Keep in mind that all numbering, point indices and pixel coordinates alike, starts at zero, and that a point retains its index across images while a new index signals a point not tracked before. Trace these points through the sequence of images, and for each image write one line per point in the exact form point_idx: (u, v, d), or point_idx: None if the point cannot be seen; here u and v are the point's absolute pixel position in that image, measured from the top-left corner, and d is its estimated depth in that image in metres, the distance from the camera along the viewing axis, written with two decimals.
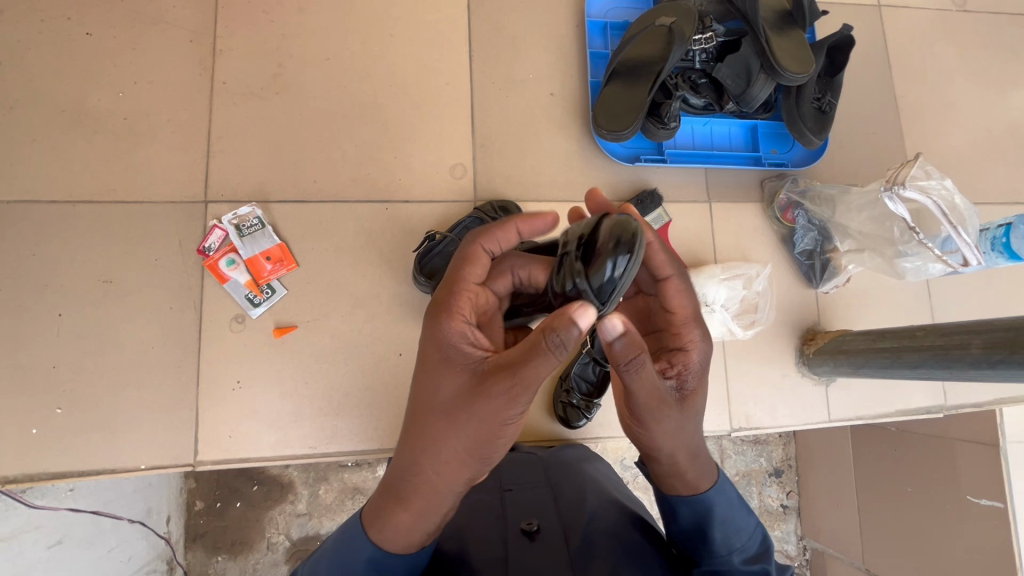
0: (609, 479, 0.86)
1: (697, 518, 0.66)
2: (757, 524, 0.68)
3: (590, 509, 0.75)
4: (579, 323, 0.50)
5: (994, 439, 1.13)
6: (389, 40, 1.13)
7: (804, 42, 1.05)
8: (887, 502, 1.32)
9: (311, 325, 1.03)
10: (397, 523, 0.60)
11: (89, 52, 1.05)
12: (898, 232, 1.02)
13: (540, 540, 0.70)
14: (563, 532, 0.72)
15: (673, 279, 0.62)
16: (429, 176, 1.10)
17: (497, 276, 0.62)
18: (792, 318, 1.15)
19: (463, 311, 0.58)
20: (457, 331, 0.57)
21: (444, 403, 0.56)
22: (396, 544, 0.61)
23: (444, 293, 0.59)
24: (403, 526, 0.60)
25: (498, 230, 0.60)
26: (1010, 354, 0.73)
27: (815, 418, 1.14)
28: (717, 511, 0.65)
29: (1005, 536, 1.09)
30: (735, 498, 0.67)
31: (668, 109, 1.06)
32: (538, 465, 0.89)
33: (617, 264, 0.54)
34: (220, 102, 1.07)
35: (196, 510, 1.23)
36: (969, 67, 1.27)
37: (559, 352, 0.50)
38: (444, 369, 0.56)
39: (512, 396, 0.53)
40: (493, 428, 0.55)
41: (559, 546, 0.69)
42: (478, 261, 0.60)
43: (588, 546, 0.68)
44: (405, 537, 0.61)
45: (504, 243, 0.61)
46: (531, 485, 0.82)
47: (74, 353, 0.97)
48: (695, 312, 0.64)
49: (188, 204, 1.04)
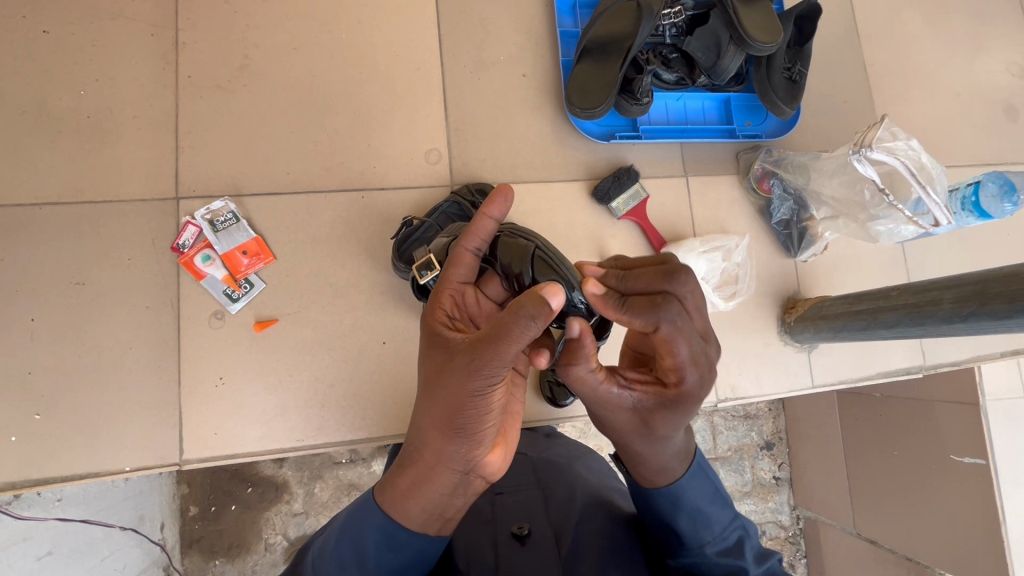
0: (600, 476, 0.85)
1: (665, 511, 0.64)
2: (734, 517, 0.65)
3: (580, 508, 0.74)
4: (551, 302, 0.50)
5: (974, 398, 1.16)
6: (356, 27, 1.11)
7: (771, 12, 1.05)
8: (873, 466, 1.35)
9: (293, 317, 1.02)
10: (397, 486, 0.62)
11: (47, 50, 1.02)
12: (869, 195, 1.05)
13: (530, 545, 0.70)
14: (553, 536, 0.72)
15: (659, 332, 0.56)
16: (405, 163, 1.09)
17: (487, 280, 0.70)
18: (773, 287, 1.16)
19: (444, 306, 0.62)
20: (436, 323, 0.61)
21: (428, 380, 0.59)
22: (400, 509, 0.62)
23: (432, 293, 0.63)
24: (403, 494, 0.61)
25: (474, 226, 0.62)
26: (979, 306, 0.74)
27: (799, 385, 1.16)
28: (685, 502, 0.64)
29: (986, 491, 1.12)
30: (711, 491, 0.65)
31: (640, 84, 1.07)
32: (528, 465, 0.88)
33: (576, 297, 0.70)
34: (187, 95, 1.05)
35: (190, 515, 1.22)
36: (936, 31, 1.29)
37: (526, 322, 0.50)
38: (431, 351, 0.59)
39: (474, 368, 0.54)
40: (463, 402, 0.55)
41: (549, 554, 0.69)
42: (463, 261, 0.63)
43: (577, 548, 0.69)
44: (404, 504, 0.61)
45: (482, 236, 0.62)
46: (520, 488, 0.81)
47: (51, 358, 0.96)
48: (694, 357, 0.57)
49: (159, 200, 1.02)
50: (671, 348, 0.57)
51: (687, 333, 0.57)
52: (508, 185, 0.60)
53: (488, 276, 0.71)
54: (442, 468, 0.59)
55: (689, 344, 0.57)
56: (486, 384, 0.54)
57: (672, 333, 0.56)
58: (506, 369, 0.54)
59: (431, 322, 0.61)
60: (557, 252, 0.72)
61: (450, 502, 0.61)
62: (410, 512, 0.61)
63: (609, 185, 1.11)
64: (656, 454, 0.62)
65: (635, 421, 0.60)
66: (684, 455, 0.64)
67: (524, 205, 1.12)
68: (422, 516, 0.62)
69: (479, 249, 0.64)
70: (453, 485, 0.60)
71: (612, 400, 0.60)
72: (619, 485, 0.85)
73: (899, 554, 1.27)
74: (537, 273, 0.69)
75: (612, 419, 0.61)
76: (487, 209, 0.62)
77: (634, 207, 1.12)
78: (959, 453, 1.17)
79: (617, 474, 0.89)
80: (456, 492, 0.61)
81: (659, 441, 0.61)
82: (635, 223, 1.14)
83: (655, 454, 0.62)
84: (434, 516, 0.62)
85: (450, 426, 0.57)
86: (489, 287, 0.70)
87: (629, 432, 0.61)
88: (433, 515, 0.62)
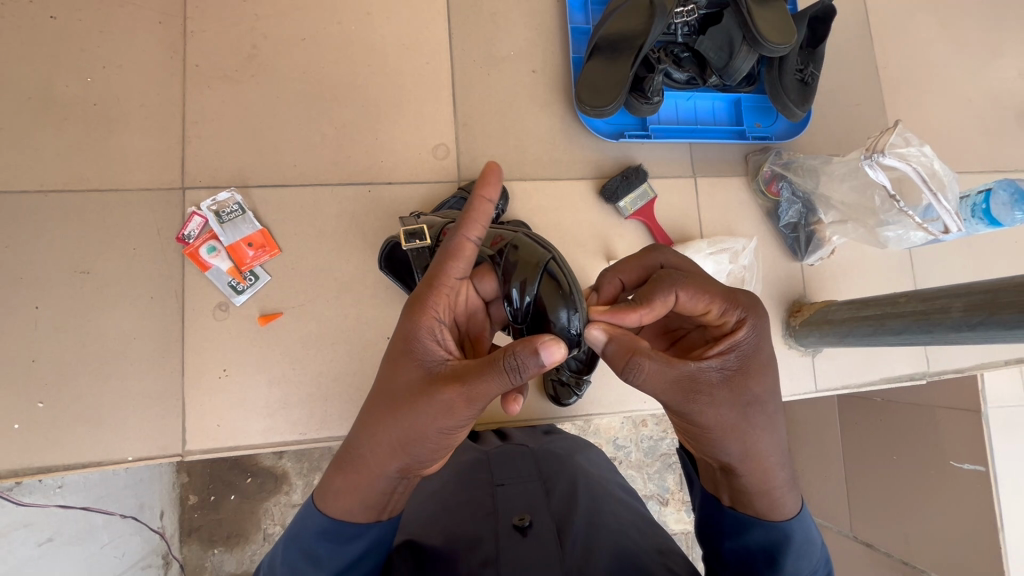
0: (601, 471, 0.84)
1: (769, 542, 0.62)
2: (825, 549, 0.65)
3: (583, 508, 0.72)
4: (541, 355, 0.51)
5: (976, 404, 1.16)
6: (366, 19, 1.10)
7: (786, 13, 1.04)
8: (871, 469, 1.35)
9: (297, 311, 1.02)
10: (337, 484, 0.59)
11: (54, 36, 1.01)
12: (880, 200, 1.04)
13: (532, 536, 0.67)
14: (557, 529, 0.68)
15: (679, 296, 0.60)
16: (412, 157, 1.09)
17: (482, 275, 0.66)
18: (778, 290, 1.16)
19: (437, 309, 0.58)
20: (422, 330, 0.57)
21: (392, 390, 0.57)
22: (342, 508, 0.60)
23: (428, 286, 0.58)
24: (343, 492, 0.59)
25: (472, 211, 0.56)
26: (988, 316, 0.74)
27: (802, 389, 1.16)
28: (795, 539, 0.61)
29: (985, 498, 1.12)
30: (810, 523, 0.64)
31: (651, 83, 1.05)
32: (529, 456, 0.85)
33: (568, 318, 0.64)
34: (195, 85, 1.04)
35: (189, 504, 1.22)
36: (950, 35, 1.27)
37: (513, 375, 0.52)
38: (405, 361, 0.57)
39: (452, 399, 0.53)
40: (427, 427, 0.54)
41: (552, 545, 0.65)
42: (462, 253, 0.57)
43: (579, 545, 0.66)
44: (347, 503, 0.59)
45: (475, 231, 0.56)
46: (522, 480, 0.78)
47: (54, 346, 0.96)
48: (727, 296, 0.60)
49: (165, 190, 1.02)
50: (705, 298, 0.60)
51: (699, 278, 0.61)
52: (495, 166, 0.54)
53: (483, 270, 0.67)
54: (384, 475, 0.58)
55: (712, 288, 0.60)
56: (455, 420, 0.54)
57: (684, 283, 0.60)
58: (479, 410, 0.54)
59: (415, 324, 0.57)
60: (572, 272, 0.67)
61: (390, 501, 0.61)
62: (352, 510, 0.60)
63: (617, 185, 1.10)
64: (771, 476, 0.60)
65: (731, 408, 0.56)
66: (798, 492, 0.62)
67: (531, 203, 1.11)
68: (364, 510, 0.60)
69: (480, 240, 0.58)
70: (393, 487, 0.59)
71: (692, 386, 0.56)
72: (620, 480, 0.85)
73: (895, 557, 1.27)
74: (540, 286, 0.65)
75: (707, 419, 0.56)
76: (483, 191, 0.55)
77: (642, 207, 1.12)
78: (958, 459, 1.17)
79: (618, 469, 0.89)
80: (396, 493, 0.60)
81: (766, 428, 0.58)
82: (642, 223, 1.14)
83: (768, 478, 0.59)
84: (375, 513, 0.61)
85: (406, 445, 0.56)
86: (482, 283, 0.66)
87: (730, 427, 0.56)
88: (376, 510, 0.60)
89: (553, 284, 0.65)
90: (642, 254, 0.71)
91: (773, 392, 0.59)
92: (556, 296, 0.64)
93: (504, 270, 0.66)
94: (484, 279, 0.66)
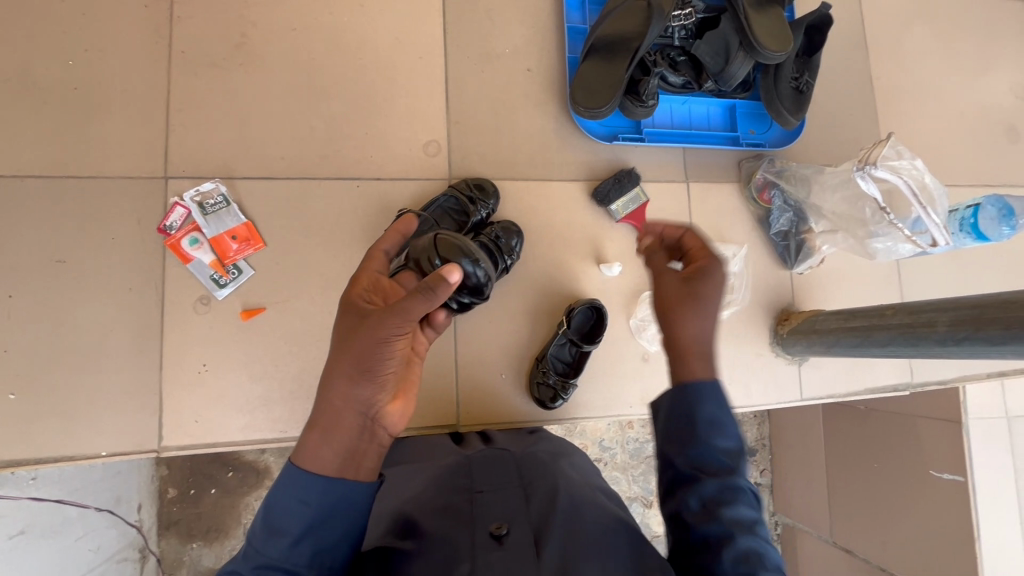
0: (585, 478, 0.83)
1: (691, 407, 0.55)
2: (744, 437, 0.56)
3: (563, 517, 0.70)
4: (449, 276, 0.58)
5: (958, 416, 1.17)
6: (359, 10, 1.08)
7: (782, 19, 1.03)
8: (853, 477, 1.36)
9: (281, 307, 1.00)
10: (304, 441, 0.54)
11: (35, 16, 0.98)
12: (870, 212, 1.05)
13: (509, 545, 0.65)
14: (535, 540, 0.66)
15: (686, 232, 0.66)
16: (402, 153, 1.07)
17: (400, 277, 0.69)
18: (767, 298, 1.16)
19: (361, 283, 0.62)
20: (351, 293, 0.60)
21: (341, 335, 0.57)
22: (312, 459, 0.53)
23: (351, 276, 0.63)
24: (314, 445, 0.54)
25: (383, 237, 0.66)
26: (974, 331, 0.74)
27: (788, 397, 1.16)
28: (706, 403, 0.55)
29: (963, 509, 1.13)
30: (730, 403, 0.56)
31: (646, 86, 1.05)
32: (511, 460, 0.82)
33: (474, 268, 0.80)
34: (181, 72, 1.02)
35: (168, 497, 1.20)
36: (945, 48, 1.28)
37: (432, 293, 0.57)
38: (344, 316, 0.58)
39: (386, 313, 0.55)
40: (376, 342, 0.54)
41: (529, 557, 0.63)
42: (376, 257, 0.65)
43: (559, 556, 0.64)
44: (316, 454, 0.53)
45: (390, 242, 0.66)
46: (502, 485, 0.75)
47: (26, 337, 0.93)
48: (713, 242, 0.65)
49: (147, 179, 0.99)
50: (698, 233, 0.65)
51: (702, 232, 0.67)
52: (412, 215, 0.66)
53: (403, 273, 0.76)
54: (350, 409, 0.54)
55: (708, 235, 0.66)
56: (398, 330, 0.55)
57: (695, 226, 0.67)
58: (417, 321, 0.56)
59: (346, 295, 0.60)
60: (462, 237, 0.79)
61: (365, 450, 0.54)
62: (325, 460, 0.53)
63: (609, 187, 1.10)
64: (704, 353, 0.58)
65: (678, 288, 0.61)
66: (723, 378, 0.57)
67: (522, 203, 1.10)
68: (334, 462, 0.53)
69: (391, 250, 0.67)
70: (362, 428, 0.54)
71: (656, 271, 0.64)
72: (602, 485, 0.84)
73: (873, 564, 1.28)
74: (440, 249, 0.76)
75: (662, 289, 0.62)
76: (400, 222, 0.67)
77: (633, 211, 1.11)
78: (938, 469, 1.18)
79: (601, 472, 0.88)
80: (367, 438, 0.55)
81: (699, 316, 0.59)
82: (633, 226, 1.13)
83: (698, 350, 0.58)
84: (349, 466, 0.54)
85: (361, 369, 0.54)
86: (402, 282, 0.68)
87: (672, 301, 0.61)
88: (348, 461, 0.54)
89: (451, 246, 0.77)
90: None
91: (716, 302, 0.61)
92: (456, 254, 0.77)
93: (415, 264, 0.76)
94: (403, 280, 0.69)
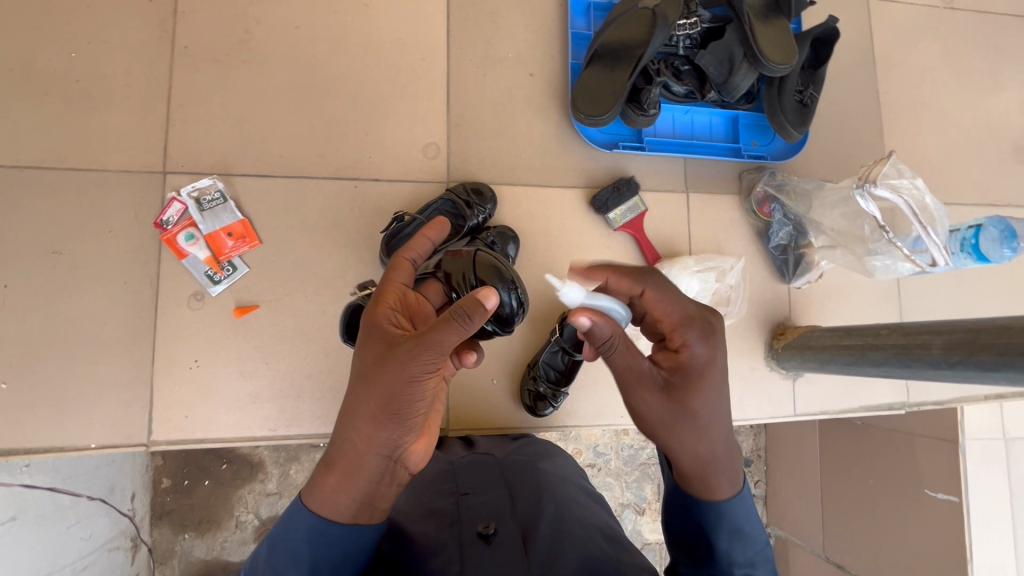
0: (565, 475, 0.82)
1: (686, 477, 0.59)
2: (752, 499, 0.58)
3: (549, 512, 0.70)
4: (486, 303, 0.54)
5: (953, 435, 1.16)
6: (363, 10, 1.08)
7: (788, 31, 1.02)
8: (847, 493, 1.35)
9: (274, 305, 1.00)
10: (325, 481, 0.58)
11: (40, 8, 0.99)
12: (869, 230, 1.02)
13: (497, 543, 0.65)
14: (522, 536, 0.66)
15: (648, 292, 0.62)
16: (401, 154, 1.07)
17: (427, 284, 0.72)
18: (764, 311, 1.15)
19: (388, 301, 0.61)
20: (377, 313, 0.60)
21: (361, 371, 0.57)
22: (329, 502, 0.58)
23: (375, 291, 0.63)
24: (333, 489, 0.58)
25: (413, 241, 0.66)
26: (967, 356, 0.73)
27: (781, 412, 1.15)
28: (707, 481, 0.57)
29: (955, 531, 1.12)
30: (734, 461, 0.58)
31: (648, 95, 1.03)
32: (495, 466, 0.83)
33: (508, 293, 0.74)
34: (182, 68, 1.02)
35: (162, 487, 1.21)
36: (954, 65, 1.27)
37: (465, 323, 0.54)
38: (367, 346, 0.58)
39: (417, 346, 0.54)
40: (401, 385, 0.54)
41: (517, 554, 0.63)
42: (402, 267, 0.65)
43: (548, 548, 0.63)
44: (333, 497, 0.58)
45: (419, 250, 0.66)
46: (486, 488, 0.76)
47: (20, 326, 0.93)
48: (688, 316, 0.60)
49: (145, 173, 0.99)
50: (668, 300, 0.61)
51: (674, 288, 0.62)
52: (447, 218, 0.67)
53: (428, 283, 0.72)
54: (373, 456, 0.57)
55: (684, 302, 0.61)
56: (425, 373, 0.54)
57: (664, 285, 0.62)
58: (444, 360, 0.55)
59: (371, 315, 0.60)
60: (496, 256, 0.77)
61: (379, 491, 0.58)
62: (340, 504, 0.58)
63: (608, 196, 1.09)
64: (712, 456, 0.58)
65: (666, 402, 0.58)
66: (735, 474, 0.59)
67: (519, 208, 1.10)
68: (352, 506, 0.58)
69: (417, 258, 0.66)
70: (383, 472, 0.57)
71: (634, 377, 0.59)
72: (586, 485, 0.83)
73: None
74: (477, 270, 0.73)
75: (643, 405, 0.58)
76: (428, 230, 0.67)
77: (631, 220, 1.11)
78: (933, 488, 1.17)
79: (586, 475, 0.88)
80: (384, 480, 0.58)
81: (700, 436, 0.57)
82: (631, 235, 1.12)
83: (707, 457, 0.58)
84: (363, 508, 0.58)
85: (385, 413, 0.55)
86: (429, 291, 0.72)
87: (661, 421, 0.57)
88: (364, 506, 0.58)
89: (487, 262, 0.75)
90: (656, 291, 0.62)
91: (718, 409, 0.58)
92: (493, 274, 0.74)
93: (445, 277, 0.72)
94: (429, 290, 0.72)
